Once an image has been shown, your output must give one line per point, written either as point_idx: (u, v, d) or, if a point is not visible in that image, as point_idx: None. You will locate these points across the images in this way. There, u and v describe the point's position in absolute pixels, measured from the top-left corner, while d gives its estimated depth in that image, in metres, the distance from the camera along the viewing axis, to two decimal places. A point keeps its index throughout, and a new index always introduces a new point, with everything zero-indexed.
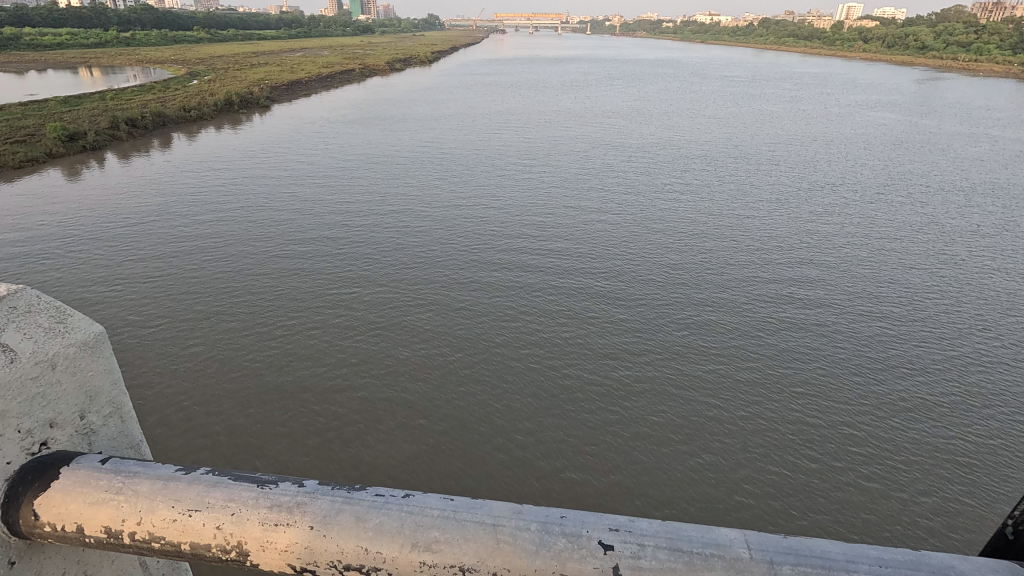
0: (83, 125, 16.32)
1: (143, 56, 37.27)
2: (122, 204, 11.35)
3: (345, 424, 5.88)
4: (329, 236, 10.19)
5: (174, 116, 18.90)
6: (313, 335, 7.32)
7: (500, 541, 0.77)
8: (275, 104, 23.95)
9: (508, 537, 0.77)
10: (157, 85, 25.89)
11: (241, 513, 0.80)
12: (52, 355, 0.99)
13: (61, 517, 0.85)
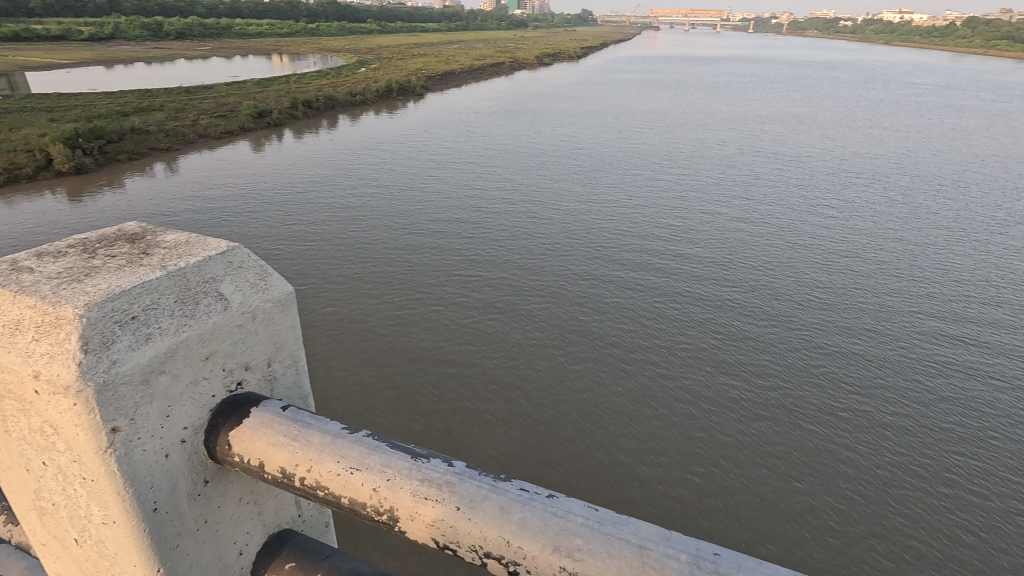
0: (271, 104, 18.75)
1: (323, 44, 41.68)
2: (292, 174, 12.88)
3: (458, 399, 6.15)
4: (463, 219, 10.69)
5: (343, 100, 21.01)
6: (439, 311, 7.74)
7: (644, 567, 0.50)
8: (429, 92, 25.56)
9: (656, 569, 0.49)
10: (333, 71, 28.93)
11: (398, 479, 0.58)
12: (256, 307, 0.71)
13: (252, 450, 0.64)
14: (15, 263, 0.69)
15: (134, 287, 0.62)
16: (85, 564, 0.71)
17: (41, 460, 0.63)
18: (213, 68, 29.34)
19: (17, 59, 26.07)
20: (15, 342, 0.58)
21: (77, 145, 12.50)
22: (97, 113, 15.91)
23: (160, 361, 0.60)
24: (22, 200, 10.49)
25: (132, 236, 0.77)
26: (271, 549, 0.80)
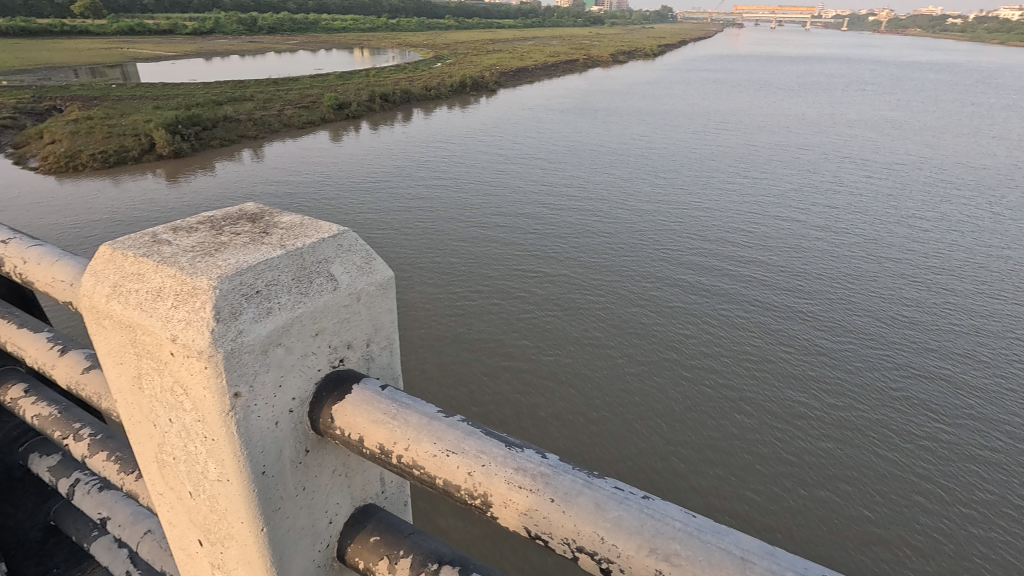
0: (351, 97, 19.49)
1: (402, 39, 42.86)
2: (367, 165, 13.35)
3: (515, 391, 6.21)
4: (529, 214, 10.74)
5: (418, 94, 21.52)
6: (501, 303, 7.83)
7: None
8: (501, 88, 25.72)
9: None
10: (410, 66, 29.65)
11: (494, 469, 0.59)
12: (360, 289, 0.73)
13: (352, 425, 0.67)
14: (153, 235, 0.72)
15: (258, 264, 0.65)
16: (196, 516, 0.77)
17: (170, 417, 0.68)
18: (300, 61, 30.82)
19: (129, 51, 28.47)
20: (156, 308, 0.62)
21: (176, 132, 13.50)
22: (195, 102, 17.12)
23: (278, 334, 0.63)
24: (128, 180, 11.46)
25: (248, 214, 0.78)
26: (358, 520, 0.84)
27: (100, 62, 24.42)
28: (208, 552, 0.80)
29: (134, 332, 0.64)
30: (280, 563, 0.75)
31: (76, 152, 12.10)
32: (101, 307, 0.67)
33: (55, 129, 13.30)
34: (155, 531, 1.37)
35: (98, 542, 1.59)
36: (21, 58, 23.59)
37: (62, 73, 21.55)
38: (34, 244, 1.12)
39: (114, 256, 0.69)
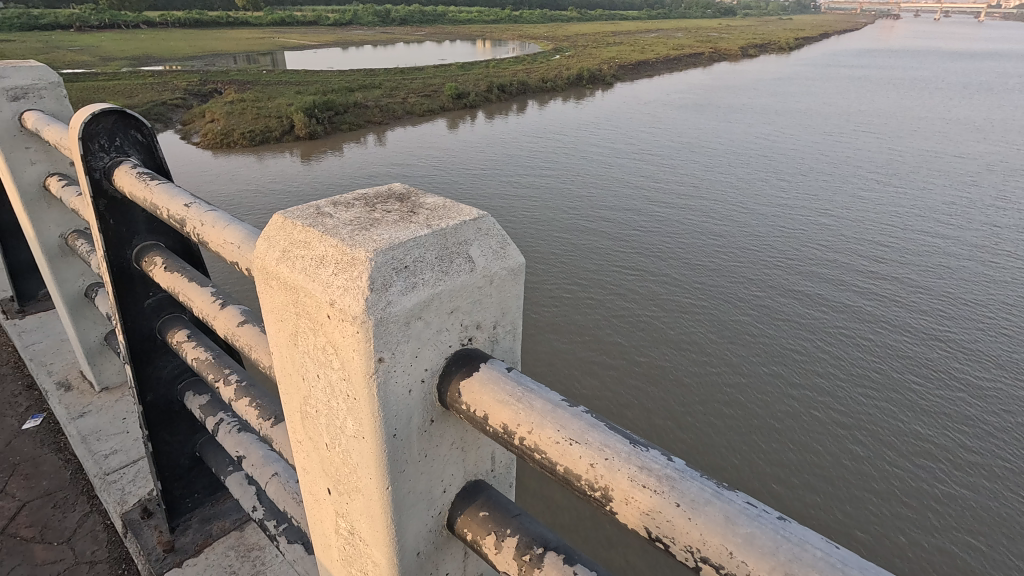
0: (470, 87, 20.07)
1: (524, 31, 43.31)
2: (480, 153, 13.72)
3: (609, 388, 6.13)
4: (639, 209, 10.48)
5: (534, 86, 21.70)
6: (602, 296, 7.74)
7: None
8: (618, 82, 25.21)
9: None
10: (529, 58, 29.94)
11: (617, 461, 0.59)
12: (493, 272, 0.76)
13: (479, 403, 0.70)
14: (317, 208, 0.79)
15: (406, 241, 0.68)
16: (328, 466, 0.85)
17: (318, 373, 0.75)
18: (426, 52, 32.22)
19: (280, 40, 31.37)
20: (318, 275, 0.68)
21: (312, 116, 14.68)
22: (331, 89, 18.54)
23: (420, 308, 0.67)
24: (270, 158, 12.70)
25: (395, 192, 0.83)
26: (468, 495, 0.87)
27: (255, 50, 27.16)
28: (335, 502, 0.88)
29: (299, 294, 0.71)
30: (399, 522, 0.80)
31: (229, 130, 13.56)
32: (271, 269, 0.75)
33: (215, 109, 15.01)
34: (280, 475, 1.53)
35: (231, 476, 1.80)
36: (194, 47, 26.90)
37: (224, 60, 24.28)
38: (209, 208, 1.27)
39: (285, 224, 0.76)
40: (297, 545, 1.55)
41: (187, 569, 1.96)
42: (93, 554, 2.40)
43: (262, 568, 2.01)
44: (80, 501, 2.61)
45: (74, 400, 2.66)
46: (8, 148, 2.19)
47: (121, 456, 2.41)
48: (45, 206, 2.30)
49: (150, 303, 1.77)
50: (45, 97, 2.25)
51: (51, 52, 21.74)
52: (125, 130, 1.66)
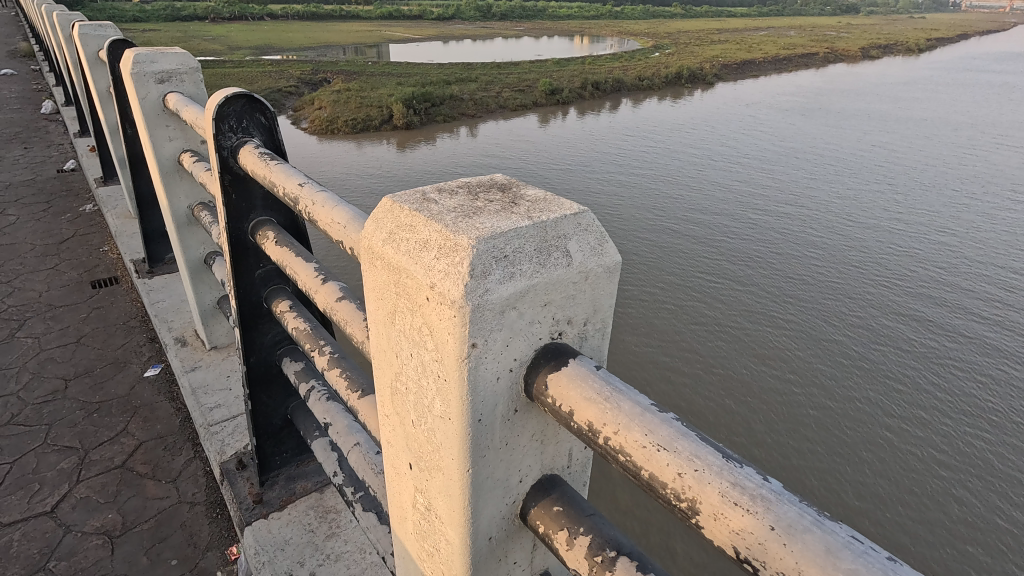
0: (565, 83, 20.00)
1: (624, 28, 42.50)
2: (570, 149, 13.64)
3: (686, 394, 5.90)
4: (732, 213, 10.00)
5: (630, 84, 21.24)
6: (686, 299, 7.46)
7: None
8: (720, 81, 24.11)
9: None
10: (626, 55, 29.33)
11: (707, 475, 0.57)
12: (590, 269, 0.75)
13: (565, 398, 0.70)
14: (423, 193, 0.82)
15: (507, 231, 0.69)
16: (413, 443, 0.88)
17: (411, 351, 0.78)
18: (523, 47, 32.46)
19: (386, 34, 32.77)
20: (421, 257, 0.71)
21: (411, 107, 15.24)
22: (429, 82, 19.16)
23: (516, 298, 0.68)
24: (369, 145, 13.36)
25: (496, 183, 0.84)
26: (544, 489, 0.87)
27: (363, 42, 28.57)
28: (415, 477, 0.92)
29: (401, 275, 0.74)
30: (476, 504, 0.82)
31: (334, 117, 14.35)
32: (377, 249, 0.79)
33: (323, 97, 15.95)
34: (361, 446, 1.62)
35: (317, 441, 1.93)
36: (309, 38, 28.71)
37: (335, 51, 25.74)
38: (321, 189, 1.36)
39: (393, 208, 0.79)
40: (372, 513, 1.64)
41: (272, 521, 2.12)
42: (193, 495, 2.65)
43: (337, 530, 2.11)
44: (186, 447, 2.90)
45: (187, 355, 2.95)
46: (152, 126, 2.44)
47: (224, 410, 2.64)
48: (178, 179, 2.55)
49: (260, 273, 1.92)
50: (185, 81, 2.49)
51: (188, 39, 24.02)
52: (252, 112, 1.81)
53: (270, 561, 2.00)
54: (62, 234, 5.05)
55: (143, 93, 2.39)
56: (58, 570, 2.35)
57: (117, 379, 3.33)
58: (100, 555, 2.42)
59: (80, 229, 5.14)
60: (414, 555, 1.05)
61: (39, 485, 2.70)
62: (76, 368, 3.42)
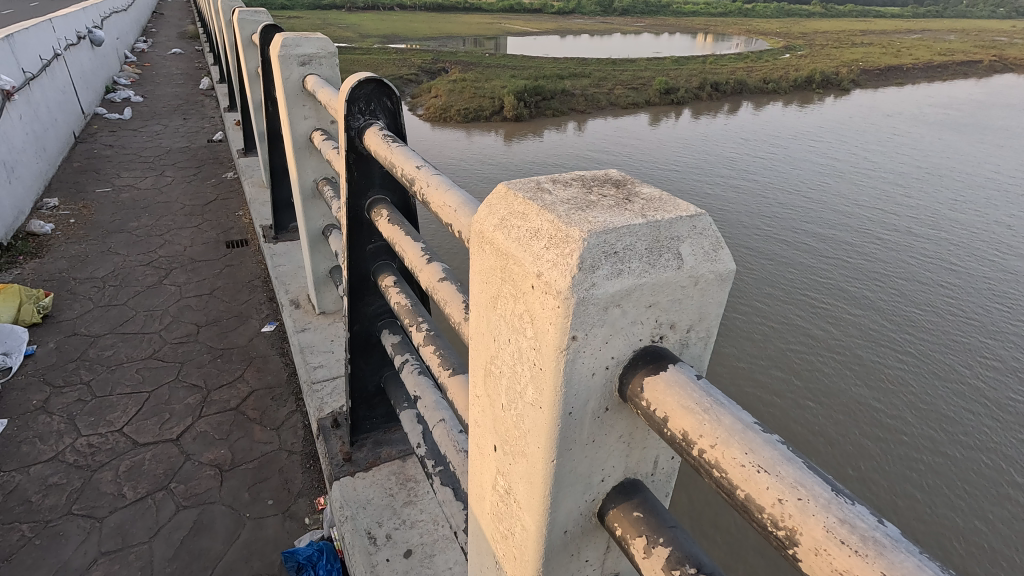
0: (681, 82, 19.28)
1: (752, 27, 40.03)
2: (679, 149, 13.17)
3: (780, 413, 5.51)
4: (857, 229, 9.15)
5: (753, 87, 20.05)
6: (793, 315, 6.94)
7: None
8: (856, 88, 22.07)
9: None
10: (752, 56, 27.68)
11: (812, 505, 0.53)
12: (700, 275, 0.72)
13: (661, 402, 0.68)
14: (538, 183, 0.83)
15: (620, 227, 0.68)
16: (500, 427, 0.90)
17: (509, 337, 0.80)
18: (641, 44, 31.61)
19: (504, 26, 33.27)
20: (531, 246, 0.72)
21: (522, 99, 15.39)
22: (543, 75, 19.28)
23: (620, 296, 0.67)
24: (478, 135, 13.74)
25: (608, 179, 0.84)
26: (625, 492, 0.86)
27: (482, 34, 29.22)
28: (498, 460, 0.94)
29: (508, 261, 0.75)
30: (555, 496, 0.83)
31: (448, 106, 14.82)
32: (487, 234, 0.80)
33: (439, 86, 16.54)
34: (446, 422, 1.69)
35: (405, 412, 2.03)
36: (432, 29, 29.88)
37: (454, 42, 26.57)
38: (436, 172, 1.41)
39: (507, 194, 0.81)
40: (449, 487, 1.71)
41: (358, 480, 2.27)
42: (293, 444, 2.90)
43: (415, 499, 2.21)
44: (290, 400, 3.17)
45: (299, 316, 3.22)
46: (291, 104, 2.67)
47: (326, 370, 2.85)
48: (308, 154, 2.78)
49: (370, 248, 2.04)
50: (323, 64, 2.70)
51: (325, 27, 25.88)
52: (379, 97, 1.91)
53: (352, 515, 2.14)
54: (206, 197, 5.69)
55: (287, 74, 2.62)
56: (178, 491, 2.67)
57: (239, 331, 3.71)
58: (211, 484, 2.71)
59: (221, 194, 5.75)
60: (488, 535, 1.08)
61: (169, 415, 3.07)
62: (207, 317, 3.85)
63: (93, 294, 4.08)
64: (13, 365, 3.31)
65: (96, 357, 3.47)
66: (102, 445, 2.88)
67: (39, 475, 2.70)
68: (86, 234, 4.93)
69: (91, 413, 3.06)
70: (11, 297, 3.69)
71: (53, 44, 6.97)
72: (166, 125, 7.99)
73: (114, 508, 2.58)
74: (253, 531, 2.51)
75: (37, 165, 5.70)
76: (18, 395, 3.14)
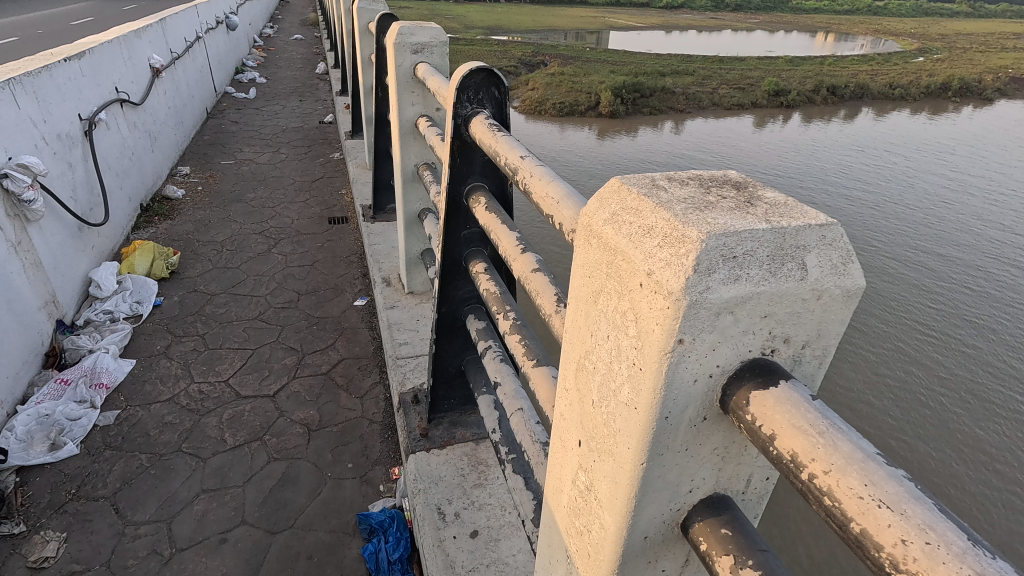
0: (794, 84, 18.07)
1: (882, 27, 36.67)
2: (784, 154, 12.40)
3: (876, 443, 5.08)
4: (988, 254, 8.21)
5: (876, 92, 18.43)
6: (900, 340, 6.35)
7: None
8: (1000, 98, 19.70)
9: None
10: (879, 58, 25.40)
11: (942, 552, 0.48)
12: (825, 289, 0.68)
13: (767, 419, 0.64)
14: (653, 179, 0.80)
15: (743, 231, 0.65)
16: (588, 421, 0.90)
17: (609, 334, 0.79)
18: (752, 42, 29.92)
19: (608, 20, 32.64)
20: (643, 243, 0.70)
21: (619, 95, 15.04)
22: (644, 71, 18.79)
23: (735, 302, 0.64)
24: (572, 129, 13.67)
25: (728, 179, 0.80)
26: (714, 507, 0.83)
27: (584, 28, 28.87)
28: (582, 455, 0.94)
29: (616, 257, 0.74)
30: (639, 500, 0.81)
31: (544, 99, 14.74)
32: (596, 228, 0.79)
33: (537, 79, 16.52)
34: (524, 412, 1.71)
35: (483, 396, 2.08)
36: (534, 21, 29.88)
37: (556, 35, 26.48)
38: (539, 163, 1.42)
39: (621, 190, 0.79)
40: (520, 476, 1.73)
41: (432, 455, 2.36)
42: (374, 414, 3.06)
43: (484, 482, 2.26)
44: (375, 372, 3.34)
45: (389, 294, 3.37)
46: (401, 90, 2.77)
47: (411, 347, 2.97)
48: (412, 139, 2.89)
49: (465, 234, 2.10)
50: (434, 53, 2.78)
51: (431, 16, 26.62)
52: (488, 86, 1.94)
53: (424, 489, 2.23)
54: (315, 174, 6.08)
55: (400, 61, 2.73)
56: (270, 444, 2.90)
57: (334, 302, 3.95)
58: (299, 441, 2.92)
59: (327, 173, 6.13)
60: (562, 528, 1.08)
61: (268, 372, 3.34)
62: (307, 286, 4.13)
63: (212, 256, 4.49)
64: (144, 313, 3.72)
65: (211, 312, 3.83)
66: (210, 393, 3.18)
67: (157, 413, 3.03)
68: (211, 201, 5.42)
69: (203, 362, 3.39)
70: (146, 253, 4.17)
71: (196, 27, 7.68)
72: (284, 106, 8.61)
73: (217, 451, 2.85)
74: (333, 490, 2.68)
75: (176, 137, 6.33)
76: (146, 339, 3.54)
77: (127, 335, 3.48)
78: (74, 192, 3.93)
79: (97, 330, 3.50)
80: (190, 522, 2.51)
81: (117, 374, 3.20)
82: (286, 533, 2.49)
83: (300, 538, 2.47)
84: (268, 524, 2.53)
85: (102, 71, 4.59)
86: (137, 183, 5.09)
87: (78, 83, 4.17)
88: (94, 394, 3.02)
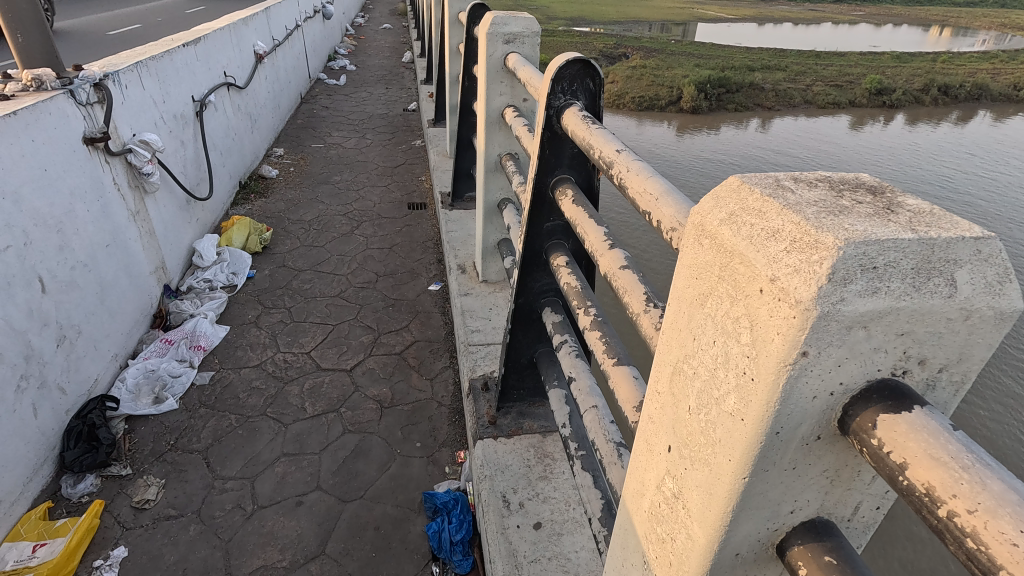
0: (900, 82, 16.74)
1: (1007, 21, 33.33)
2: (883, 156, 11.57)
3: None
4: None
5: (994, 94, 16.76)
6: (1003, 369, 5.85)
7: None
8: None
9: None
10: (1000, 54, 23.10)
11: None
12: (975, 308, 0.61)
13: (895, 444, 0.59)
14: (777, 180, 0.76)
15: (886, 240, 0.60)
16: (682, 428, 0.86)
17: (715, 339, 0.75)
18: (852, 36, 27.98)
19: (696, 11, 31.33)
20: (766, 246, 0.66)
21: (703, 90, 14.47)
22: (732, 66, 17.98)
23: (871, 316, 0.60)
24: (651, 124, 13.32)
25: (861, 183, 0.74)
26: (816, 531, 0.78)
27: (670, 19, 27.93)
28: (671, 460, 0.91)
29: (732, 259, 0.70)
30: (736, 516, 0.77)
31: (623, 93, 14.38)
32: (709, 229, 0.76)
33: (619, 71, 16.20)
34: (598, 410, 1.69)
35: (554, 390, 2.07)
36: (618, 13, 29.31)
37: (640, 27, 25.73)
38: (636, 158, 1.37)
39: (740, 190, 0.75)
40: (588, 474, 1.72)
41: (499, 444, 2.38)
42: (442, 397, 3.13)
43: (550, 475, 2.26)
44: (445, 356, 3.42)
45: (464, 282, 3.42)
46: (490, 80, 2.78)
47: (483, 335, 3.01)
48: (498, 129, 2.89)
49: (548, 226, 2.08)
50: (525, 44, 2.78)
51: (515, 6, 26.59)
52: (583, 78, 1.90)
53: (491, 476, 2.25)
54: (397, 160, 6.28)
55: (491, 51, 2.74)
56: (345, 416, 3.04)
57: (409, 285, 4.07)
58: (372, 416, 3.04)
59: (409, 159, 6.31)
60: (641, 533, 1.05)
61: (347, 348, 3.50)
62: (385, 268, 4.28)
63: (300, 234, 4.74)
64: (238, 284, 3.99)
65: (298, 287, 4.05)
66: (293, 363, 3.37)
67: (246, 378, 3.25)
68: (301, 182, 5.72)
69: (289, 334, 3.60)
70: (243, 228, 4.47)
71: (296, 16, 8.08)
72: (371, 92, 8.92)
73: (297, 418, 3.02)
74: (402, 466, 2.77)
75: (273, 120, 6.71)
76: (239, 309, 3.79)
77: (223, 304, 3.74)
78: (184, 167, 4.26)
79: (198, 296, 3.79)
80: (272, 483, 2.68)
81: (213, 338, 3.45)
82: (356, 503, 2.60)
83: (369, 509, 2.58)
84: (340, 492, 2.65)
85: (213, 57, 4.94)
86: (238, 162, 5.45)
87: (192, 67, 4.50)
88: (193, 354, 3.28)
